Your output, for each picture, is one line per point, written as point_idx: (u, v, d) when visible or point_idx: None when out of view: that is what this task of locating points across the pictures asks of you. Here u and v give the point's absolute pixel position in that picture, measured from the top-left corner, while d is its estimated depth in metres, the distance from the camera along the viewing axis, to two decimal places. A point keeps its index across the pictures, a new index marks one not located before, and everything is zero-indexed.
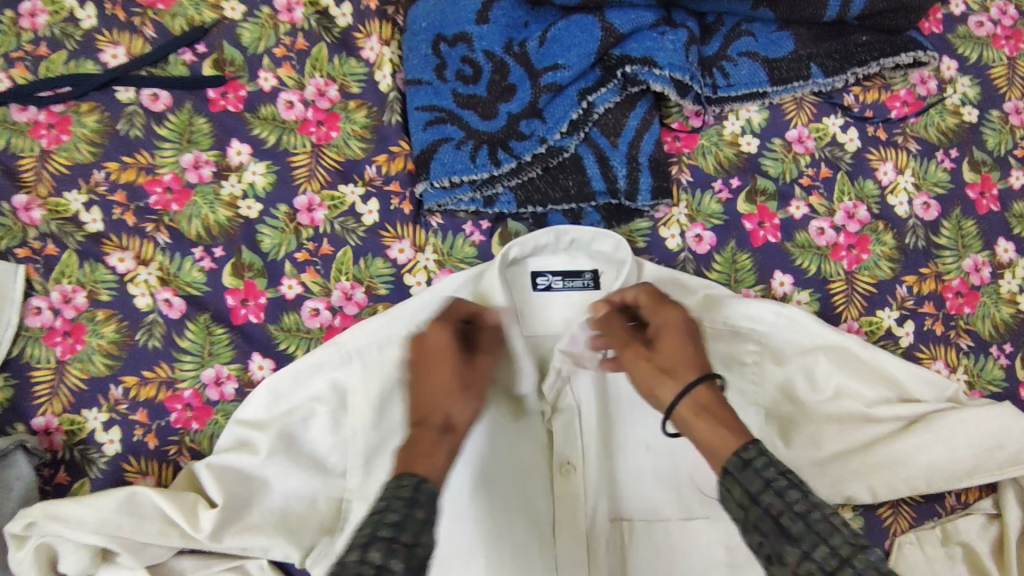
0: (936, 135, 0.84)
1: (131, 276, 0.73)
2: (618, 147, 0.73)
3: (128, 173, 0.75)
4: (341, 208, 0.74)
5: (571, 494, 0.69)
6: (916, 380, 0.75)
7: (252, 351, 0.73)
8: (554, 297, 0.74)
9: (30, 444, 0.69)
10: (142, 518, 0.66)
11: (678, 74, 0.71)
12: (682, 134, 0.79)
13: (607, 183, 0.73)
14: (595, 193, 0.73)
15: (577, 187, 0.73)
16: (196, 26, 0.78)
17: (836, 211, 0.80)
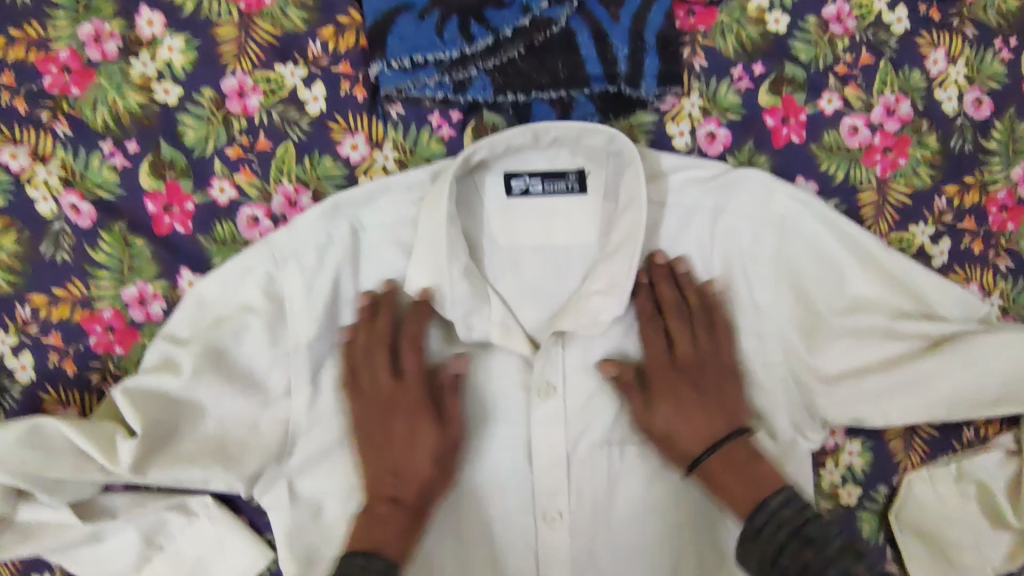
0: (998, 18, 0.70)
1: (28, 175, 0.61)
2: (619, 21, 0.59)
3: (16, 49, 0.61)
4: (279, 93, 0.61)
5: (550, 418, 0.60)
6: (944, 294, 0.64)
7: (180, 266, 0.62)
8: (533, 202, 0.62)
9: None
10: (52, 451, 0.57)
11: None
12: (697, 9, 0.65)
13: (605, 66, 0.60)
14: (590, 78, 0.60)
15: (567, 70, 0.59)
16: None
17: (875, 106, 0.67)
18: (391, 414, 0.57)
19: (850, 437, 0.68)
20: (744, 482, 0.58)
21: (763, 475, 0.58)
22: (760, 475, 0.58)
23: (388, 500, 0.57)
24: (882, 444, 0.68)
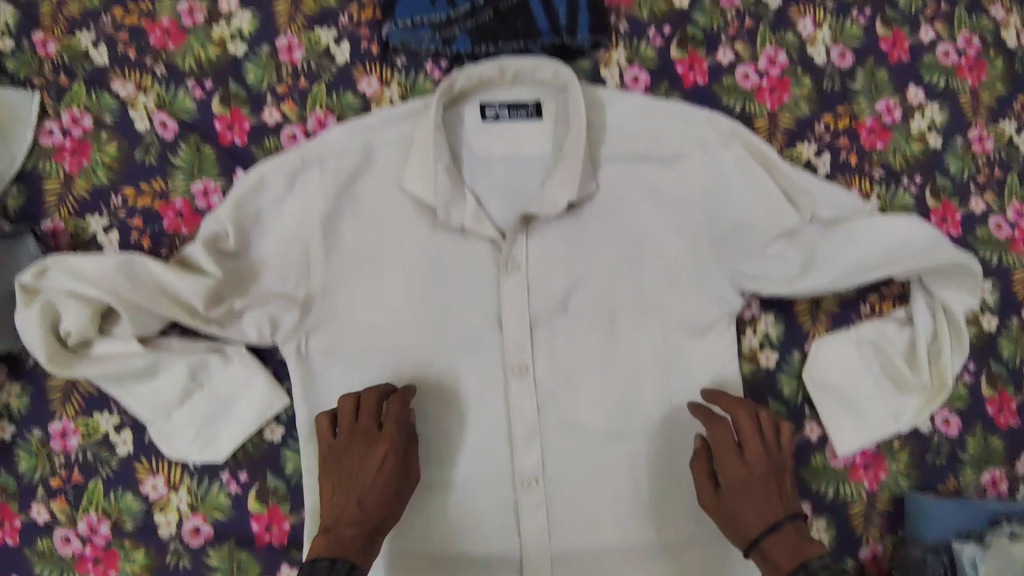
0: (902, 162, 0.90)
1: (132, 101, 0.84)
2: None
3: (143, 199, 0.82)
4: (317, 48, 0.86)
5: (536, 505, 0.79)
6: (833, 363, 0.83)
7: (264, 469, 0.80)
8: (501, 126, 0.86)
9: (39, 231, 0.81)
10: (137, 283, 0.74)
11: None
12: None
13: (550, 23, 0.84)
14: (541, 33, 0.85)
15: (524, 25, 0.84)
16: (203, 63, 0.85)
17: (759, 58, 0.90)
18: (378, 449, 0.74)
19: (816, 516, 0.83)
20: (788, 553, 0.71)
21: (809, 550, 0.71)
22: (805, 551, 0.71)
23: (354, 525, 0.72)
24: (846, 524, 0.83)
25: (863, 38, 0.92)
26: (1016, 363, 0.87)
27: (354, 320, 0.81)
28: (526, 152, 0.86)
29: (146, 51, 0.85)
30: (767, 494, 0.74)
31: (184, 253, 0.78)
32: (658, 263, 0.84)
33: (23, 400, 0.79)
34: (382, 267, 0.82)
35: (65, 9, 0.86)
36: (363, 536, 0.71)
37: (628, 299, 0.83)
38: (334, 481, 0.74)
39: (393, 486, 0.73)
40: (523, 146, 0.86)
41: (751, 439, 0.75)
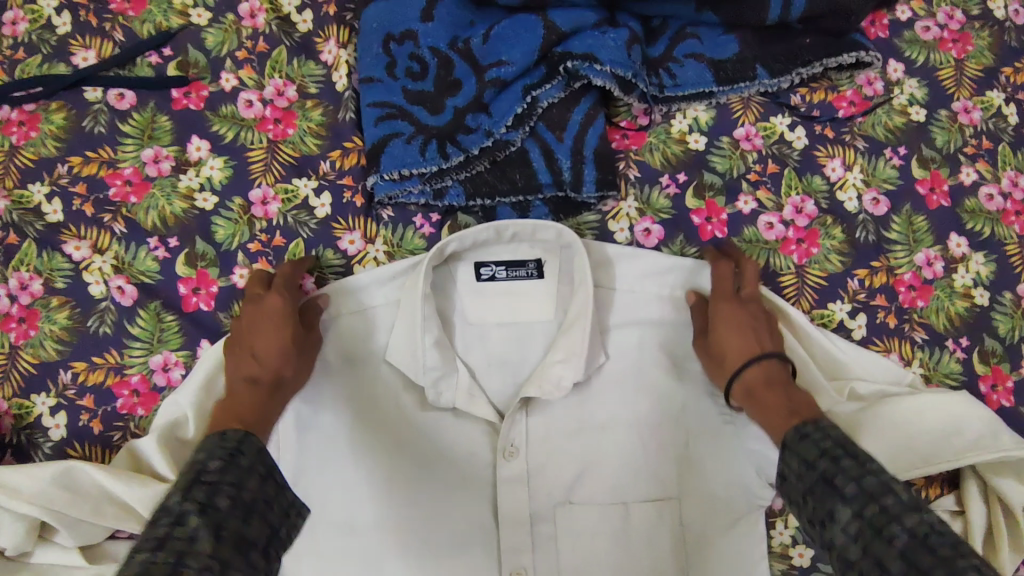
0: (945, 322, 0.80)
1: (86, 264, 0.76)
2: (562, 141, 0.78)
3: (95, 375, 0.74)
4: (294, 200, 0.79)
5: None
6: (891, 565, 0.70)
7: None
8: (499, 286, 0.76)
9: None
10: (79, 493, 0.64)
11: (618, 71, 0.76)
12: (629, 132, 0.83)
13: (553, 175, 0.78)
14: (542, 185, 0.78)
15: (524, 179, 0.78)
16: (169, 219, 0.77)
17: (784, 206, 0.82)
18: (269, 309, 0.70)
19: None
20: (779, 395, 0.66)
21: (804, 399, 0.66)
22: (789, 390, 0.67)
23: (251, 384, 0.67)
24: None
25: (897, 180, 0.84)
26: None
27: (332, 518, 0.71)
28: (527, 316, 0.76)
29: (105, 207, 0.77)
30: (749, 351, 0.69)
31: (136, 448, 0.68)
32: (676, 443, 0.73)
33: None
34: (364, 454, 0.72)
35: (19, 159, 0.79)
36: (258, 395, 0.66)
37: (643, 488, 0.73)
38: (247, 354, 0.69)
39: (278, 333, 0.68)
40: (524, 309, 0.76)
41: (749, 279, 0.74)
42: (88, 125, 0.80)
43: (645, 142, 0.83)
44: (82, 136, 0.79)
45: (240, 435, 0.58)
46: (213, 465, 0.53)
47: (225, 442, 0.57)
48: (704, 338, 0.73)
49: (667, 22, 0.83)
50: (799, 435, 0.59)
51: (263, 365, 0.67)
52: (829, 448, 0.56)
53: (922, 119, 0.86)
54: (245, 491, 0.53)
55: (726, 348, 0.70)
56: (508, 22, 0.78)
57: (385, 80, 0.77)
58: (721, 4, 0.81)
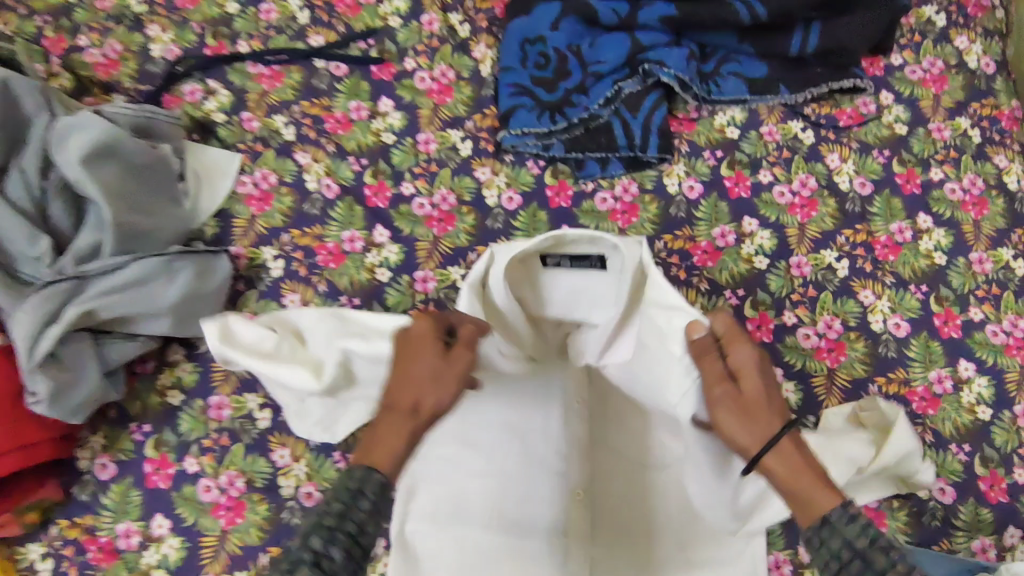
0: (910, 273, 1.08)
1: (307, 168, 1.12)
2: (637, 118, 1.12)
3: (305, 239, 1.09)
4: (447, 143, 1.14)
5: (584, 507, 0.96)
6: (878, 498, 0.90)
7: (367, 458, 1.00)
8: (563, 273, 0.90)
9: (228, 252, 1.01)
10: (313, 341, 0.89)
11: (679, 73, 1.11)
12: (685, 121, 1.16)
13: (628, 140, 1.11)
14: (619, 147, 1.12)
15: (607, 141, 1.12)
16: (363, 146, 1.14)
17: (793, 180, 1.13)
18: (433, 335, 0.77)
19: None
20: (811, 476, 0.69)
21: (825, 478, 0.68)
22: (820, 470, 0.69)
23: (392, 414, 0.72)
24: None
25: (880, 172, 1.14)
26: (1006, 450, 1.01)
27: None
28: (575, 299, 0.92)
29: (322, 134, 1.14)
30: (768, 414, 0.73)
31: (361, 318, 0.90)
32: None
33: (192, 376, 1.02)
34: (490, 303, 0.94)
35: (268, 99, 1.17)
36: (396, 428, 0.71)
37: None
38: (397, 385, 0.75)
39: (432, 366, 0.74)
40: (589, 296, 0.91)
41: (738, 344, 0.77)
42: (315, 82, 1.18)
43: (695, 129, 1.15)
44: (311, 89, 1.17)
45: (364, 472, 0.66)
46: (333, 507, 0.63)
47: (349, 480, 0.66)
48: (729, 385, 0.75)
49: (718, 49, 1.18)
50: (845, 517, 0.65)
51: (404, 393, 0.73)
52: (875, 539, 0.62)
53: (904, 132, 1.16)
54: (358, 536, 0.62)
55: (749, 402, 0.73)
56: (607, 37, 1.13)
57: (519, 68, 1.14)
58: (756, 39, 1.16)
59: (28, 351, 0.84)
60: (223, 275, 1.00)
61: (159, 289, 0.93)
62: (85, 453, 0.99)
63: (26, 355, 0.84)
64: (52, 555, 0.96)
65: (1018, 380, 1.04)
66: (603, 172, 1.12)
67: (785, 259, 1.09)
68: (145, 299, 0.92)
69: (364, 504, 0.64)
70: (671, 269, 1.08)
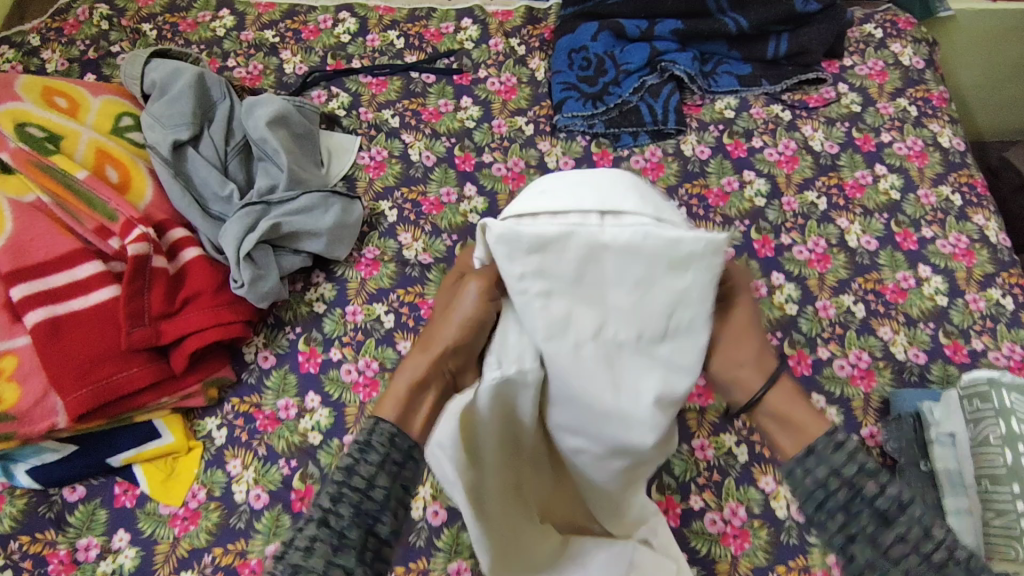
0: (874, 205, 1.42)
1: (411, 145, 1.48)
2: (658, 102, 1.49)
3: (413, 195, 1.42)
4: (515, 127, 1.51)
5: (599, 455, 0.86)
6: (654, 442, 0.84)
7: None
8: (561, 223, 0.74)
9: (360, 200, 1.31)
10: None
11: (686, 69, 1.50)
12: (692, 107, 1.54)
13: (652, 118, 1.48)
14: (646, 123, 1.48)
15: (637, 119, 1.49)
16: (451, 130, 1.50)
17: (779, 144, 1.49)
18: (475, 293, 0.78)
19: (829, 404, 1.21)
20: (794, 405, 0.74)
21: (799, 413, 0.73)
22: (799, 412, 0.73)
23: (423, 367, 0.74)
24: (851, 411, 1.21)
25: (844, 137, 1.50)
26: (963, 326, 1.29)
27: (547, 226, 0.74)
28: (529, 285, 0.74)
29: (420, 122, 1.50)
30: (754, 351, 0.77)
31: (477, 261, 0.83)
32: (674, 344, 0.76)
33: (332, 293, 1.32)
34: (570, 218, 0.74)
35: (377, 99, 1.53)
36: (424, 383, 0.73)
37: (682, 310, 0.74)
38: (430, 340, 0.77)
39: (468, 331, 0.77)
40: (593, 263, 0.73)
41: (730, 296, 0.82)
42: (412, 87, 1.55)
43: (701, 112, 1.53)
44: (409, 92, 1.54)
45: (373, 423, 0.67)
46: (344, 467, 0.63)
47: (364, 432, 0.66)
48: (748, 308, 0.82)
49: (713, 56, 1.58)
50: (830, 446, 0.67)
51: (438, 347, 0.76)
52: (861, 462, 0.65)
53: (859, 110, 1.54)
54: (367, 499, 0.62)
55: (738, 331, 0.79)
56: (632, 48, 1.54)
57: (567, 70, 1.53)
58: (741, 47, 1.56)
59: (236, 248, 1.17)
60: (359, 215, 1.30)
61: (320, 215, 1.25)
62: (250, 349, 1.27)
63: (235, 252, 1.16)
64: (226, 425, 1.21)
65: (966, 277, 1.34)
66: (634, 142, 1.48)
67: (778, 199, 1.43)
68: (309, 222, 1.24)
69: (374, 460, 0.64)
70: (692, 208, 1.41)
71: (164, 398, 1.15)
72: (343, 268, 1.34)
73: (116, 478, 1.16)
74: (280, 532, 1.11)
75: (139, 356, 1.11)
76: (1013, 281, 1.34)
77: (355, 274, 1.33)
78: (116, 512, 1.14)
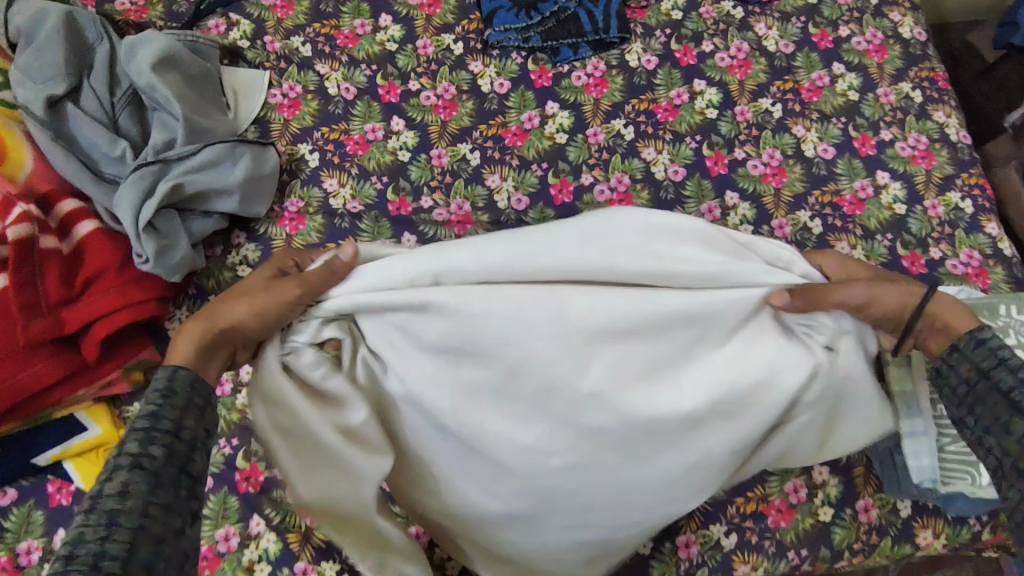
0: (831, 109, 1.33)
1: (327, 77, 1.32)
2: (598, 7, 1.35)
3: (335, 135, 1.28)
4: (442, 46, 1.35)
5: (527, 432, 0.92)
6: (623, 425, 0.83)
7: None
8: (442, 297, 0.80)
9: (273, 147, 1.19)
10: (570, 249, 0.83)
11: None
12: (636, 10, 1.40)
13: (592, 26, 1.34)
14: (586, 32, 1.34)
15: (575, 29, 1.34)
16: (371, 55, 1.34)
17: (730, 47, 1.37)
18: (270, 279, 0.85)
19: None
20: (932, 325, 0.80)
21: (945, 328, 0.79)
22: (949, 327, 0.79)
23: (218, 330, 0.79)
24: None
25: (799, 35, 1.39)
26: (921, 234, 1.24)
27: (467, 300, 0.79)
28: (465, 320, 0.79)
29: (335, 48, 1.34)
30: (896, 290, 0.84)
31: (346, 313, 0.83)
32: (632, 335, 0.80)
33: (255, 254, 1.20)
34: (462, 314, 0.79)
35: (284, 24, 1.36)
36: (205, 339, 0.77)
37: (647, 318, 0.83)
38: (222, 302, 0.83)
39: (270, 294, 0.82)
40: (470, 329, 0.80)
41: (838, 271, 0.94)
42: (322, 7, 1.38)
43: (645, 15, 1.39)
44: (320, 13, 1.37)
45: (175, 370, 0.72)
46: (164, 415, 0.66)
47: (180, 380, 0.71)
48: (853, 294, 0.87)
49: None
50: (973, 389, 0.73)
51: (228, 319, 0.80)
52: (1000, 351, 0.72)
53: (815, 3, 1.42)
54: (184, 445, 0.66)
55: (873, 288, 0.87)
56: None
57: None
58: None
59: (134, 216, 1.04)
60: (273, 167, 1.18)
61: (228, 171, 1.13)
62: (172, 325, 1.16)
63: (133, 224, 1.04)
64: None
65: (925, 181, 1.28)
66: (575, 55, 1.35)
67: (731, 109, 1.33)
68: (218, 181, 1.12)
69: (191, 413, 0.69)
70: (640, 126, 1.31)
71: (81, 391, 1.06)
72: (266, 223, 1.22)
73: (47, 476, 1.07)
74: (231, 514, 1.07)
75: (42, 352, 1.02)
76: (973, 182, 1.29)
77: (279, 230, 1.21)
78: (50, 511, 1.06)
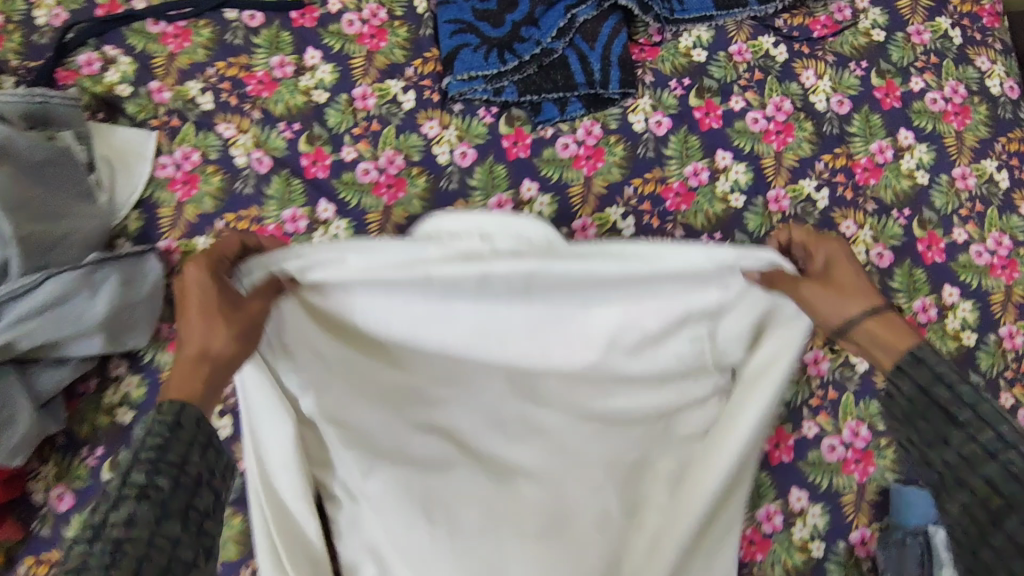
0: (892, 197, 1.02)
1: (233, 140, 1.00)
2: (594, 50, 1.03)
3: (241, 224, 0.97)
4: (387, 97, 1.02)
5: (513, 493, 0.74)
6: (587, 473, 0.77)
7: None
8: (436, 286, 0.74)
9: (157, 249, 0.92)
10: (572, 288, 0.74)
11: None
12: (646, 47, 1.06)
13: (586, 76, 1.02)
14: (578, 85, 1.02)
15: (564, 80, 1.02)
16: (293, 109, 1.01)
17: (767, 105, 1.04)
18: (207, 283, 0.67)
19: (812, 503, 0.94)
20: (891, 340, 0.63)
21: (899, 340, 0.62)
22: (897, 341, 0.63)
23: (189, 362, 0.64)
24: (839, 509, 0.94)
25: (858, 87, 1.06)
26: (991, 376, 0.97)
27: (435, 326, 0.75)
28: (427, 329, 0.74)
29: (245, 99, 1.01)
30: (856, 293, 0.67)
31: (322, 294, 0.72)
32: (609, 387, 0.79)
33: (140, 390, 0.93)
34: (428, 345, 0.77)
35: (177, 63, 1.02)
36: (194, 373, 0.63)
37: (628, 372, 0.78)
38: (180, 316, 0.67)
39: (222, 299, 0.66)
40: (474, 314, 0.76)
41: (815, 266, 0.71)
42: (229, 37, 1.03)
43: (658, 56, 1.06)
44: (225, 47, 1.03)
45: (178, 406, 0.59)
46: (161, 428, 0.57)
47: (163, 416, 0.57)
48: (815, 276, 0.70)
49: None
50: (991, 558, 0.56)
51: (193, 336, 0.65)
52: (946, 375, 0.58)
53: (880, 41, 1.08)
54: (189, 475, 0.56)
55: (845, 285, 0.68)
56: None
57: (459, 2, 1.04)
58: None
59: None
60: (155, 279, 0.91)
61: (81, 304, 0.85)
62: (36, 485, 0.91)
63: None
64: None
65: (1003, 302, 1.00)
66: (562, 114, 1.02)
67: (763, 194, 1.01)
68: (68, 321, 0.84)
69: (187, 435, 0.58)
70: (643, 217, 1.00)
71: None
72: (153, 349, 0.94)
73: None
74: None
75: None
76: None
77: (170, 358, 0.94)
78: None
